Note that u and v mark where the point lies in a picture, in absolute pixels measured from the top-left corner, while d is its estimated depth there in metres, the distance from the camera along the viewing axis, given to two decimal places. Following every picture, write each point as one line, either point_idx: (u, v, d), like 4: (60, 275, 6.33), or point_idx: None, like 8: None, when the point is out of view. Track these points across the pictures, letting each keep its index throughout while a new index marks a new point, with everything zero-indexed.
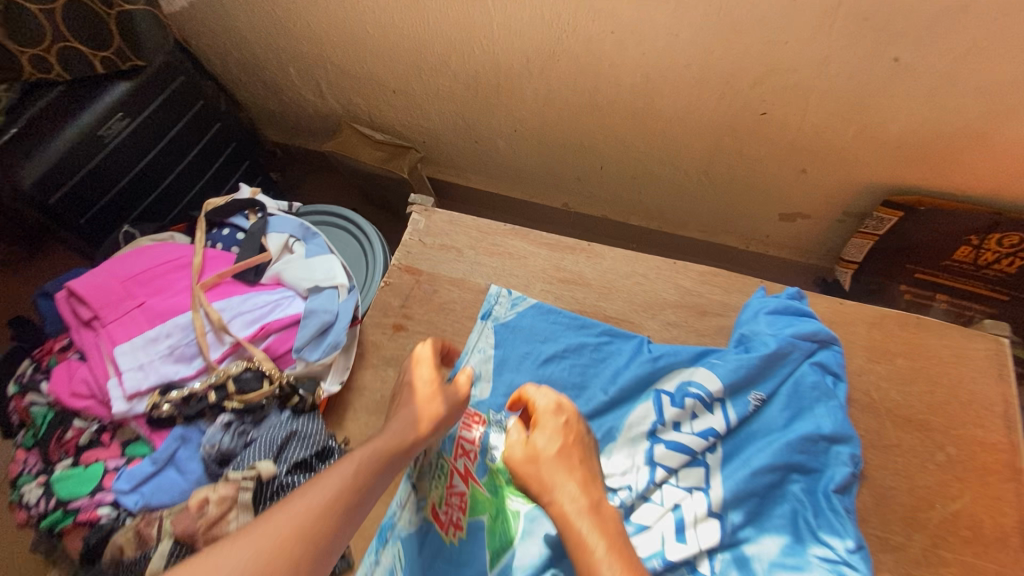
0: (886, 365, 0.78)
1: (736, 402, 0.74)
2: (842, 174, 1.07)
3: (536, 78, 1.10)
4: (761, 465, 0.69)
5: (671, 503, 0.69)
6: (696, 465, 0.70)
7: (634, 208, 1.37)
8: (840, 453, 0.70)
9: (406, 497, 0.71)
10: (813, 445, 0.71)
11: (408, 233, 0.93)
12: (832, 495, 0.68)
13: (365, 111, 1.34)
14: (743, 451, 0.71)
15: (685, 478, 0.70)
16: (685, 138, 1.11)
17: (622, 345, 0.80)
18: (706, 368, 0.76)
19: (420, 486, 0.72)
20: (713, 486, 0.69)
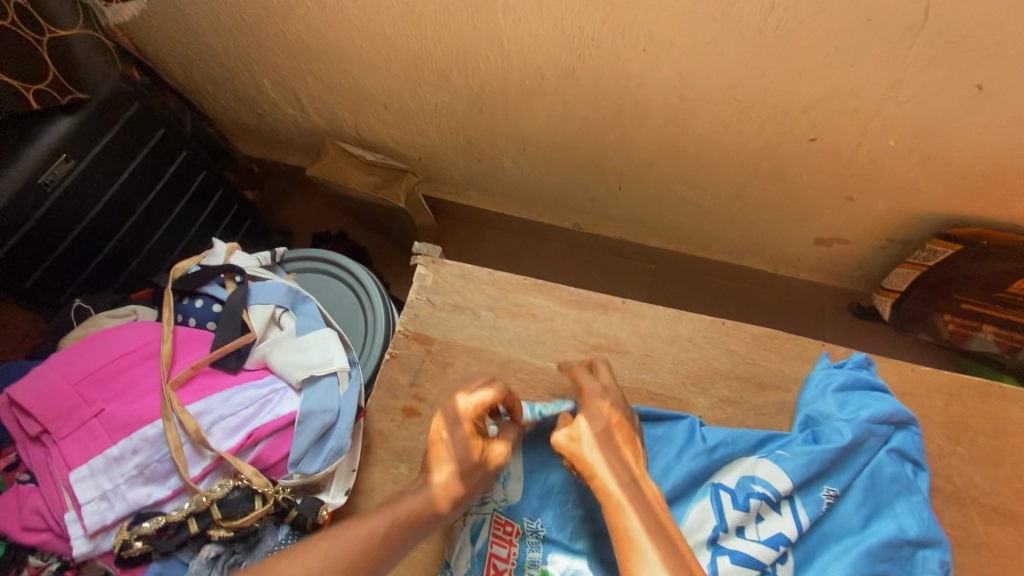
0: (967, 445, 0.70)
1: (806, 500, 0.64)
2: (894, 203, 0.96)
3: (551, 97, 0.96)
4: None
5: None
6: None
7: (654, 229, 1.25)
8: (928, 559, 0.62)
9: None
10: (898, 552, 0.61)
11: (414, 292, 0.80)
12: None
13: (353, 128, 1.19)
14: (817, 560, 0.62)
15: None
16: (719, 161, 0.99)
17: (670, 430, 0.70)
18: (772, 461, 0.65)
19: None
20: None
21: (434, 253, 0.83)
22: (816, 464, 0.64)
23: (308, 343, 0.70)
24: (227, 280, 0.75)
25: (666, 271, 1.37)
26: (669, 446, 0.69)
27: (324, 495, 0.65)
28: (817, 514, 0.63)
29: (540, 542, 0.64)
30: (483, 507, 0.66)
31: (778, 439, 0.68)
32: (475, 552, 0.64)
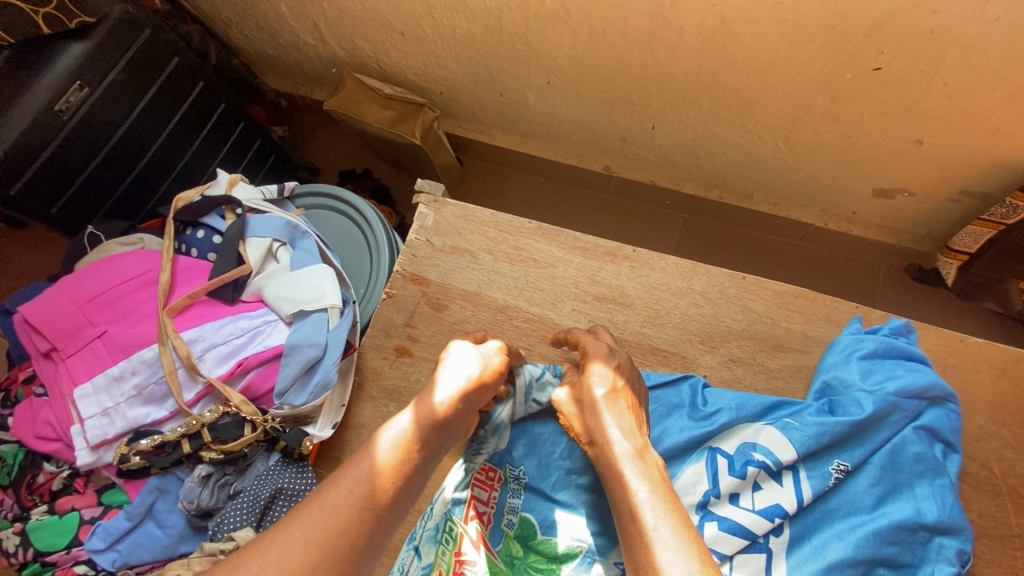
0: (1014, 428, 0.61)
1: (812, 472, 0.58)
2: (974, 147, 0.82)
3: (575, 20, 0.86)
4: (840, 560, 0.54)
5: None
6: (756, 552, 0.56)
7: (689, 173, 1.15)
8: (944, 547, 0.56)
9: (409, 563, 0.61)
10: (911, 537, 0.56)
11: (414, 232, 0.77)
12: None
13: (373, 58, 1.14)
14: (816, 535, 0.57)
15: (742, 567, 0.56)
16: (763, 96, 0.87)
17: (672, 393, 0.66)
18: (778, 429, 0.60)
19: (423, 551, 0.61)
20: None
21: (436, 191, 0.80)
22: (826, 434, 0.58)
23: (301, 277, 0.70)
24: (226, 213, 0.75)
25: (701, 221, 1.27)
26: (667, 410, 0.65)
27: (310, 429, 0.65)
28: (822, 489, 0.58)
29: (521, 489, 0.63)
30: (475, 457, 0.63)
31: (788, 407, 0.63)
32: (457, 496, 0.63)
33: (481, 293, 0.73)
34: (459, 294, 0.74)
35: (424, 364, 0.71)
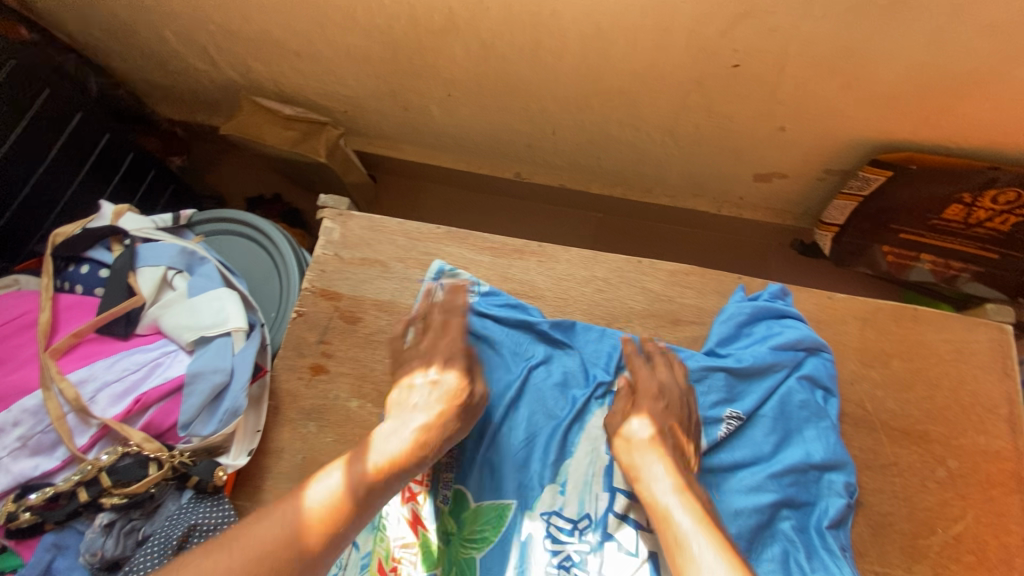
0: (880, 369, 0.69)
1: (708, 426, 0.64)
2: (825, 131, 0.93)
3: (464, 32, 0.89)
4: (747, 506, 0.60)
5: (648, 553, 0.60)
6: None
7: (594, 174, 1.22)
8: (833, 482, 0.63)
9: (347, 557, 0.63)
10: (803, 477, 0.62)
11: (321, 246, 0.77)
12: (826, 532, 0.61)
13: (269, 79, 1.12)
14: (724, 484, 0.62)
15: None
16: (646, 93, 0.95)
17: (579, 342, 0.72)
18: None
19: (360, 541, 0.64)
20: None
21: (341, 205, 0.80)
22: (706, 381, 0.66)
23: (202, 304, 0.67)
24: (113, 244, 0.71)
25: (612, 218, 1.34)
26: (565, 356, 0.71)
27: (223, 456, 0.63)
28: (714, 437, 0.64)
29: (453, 463, 0.66)
30: None
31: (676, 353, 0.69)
32: None
33: (395, 301, 0.74)
34: (372, 304, 0.73)
35: (340, 379, 0.70)
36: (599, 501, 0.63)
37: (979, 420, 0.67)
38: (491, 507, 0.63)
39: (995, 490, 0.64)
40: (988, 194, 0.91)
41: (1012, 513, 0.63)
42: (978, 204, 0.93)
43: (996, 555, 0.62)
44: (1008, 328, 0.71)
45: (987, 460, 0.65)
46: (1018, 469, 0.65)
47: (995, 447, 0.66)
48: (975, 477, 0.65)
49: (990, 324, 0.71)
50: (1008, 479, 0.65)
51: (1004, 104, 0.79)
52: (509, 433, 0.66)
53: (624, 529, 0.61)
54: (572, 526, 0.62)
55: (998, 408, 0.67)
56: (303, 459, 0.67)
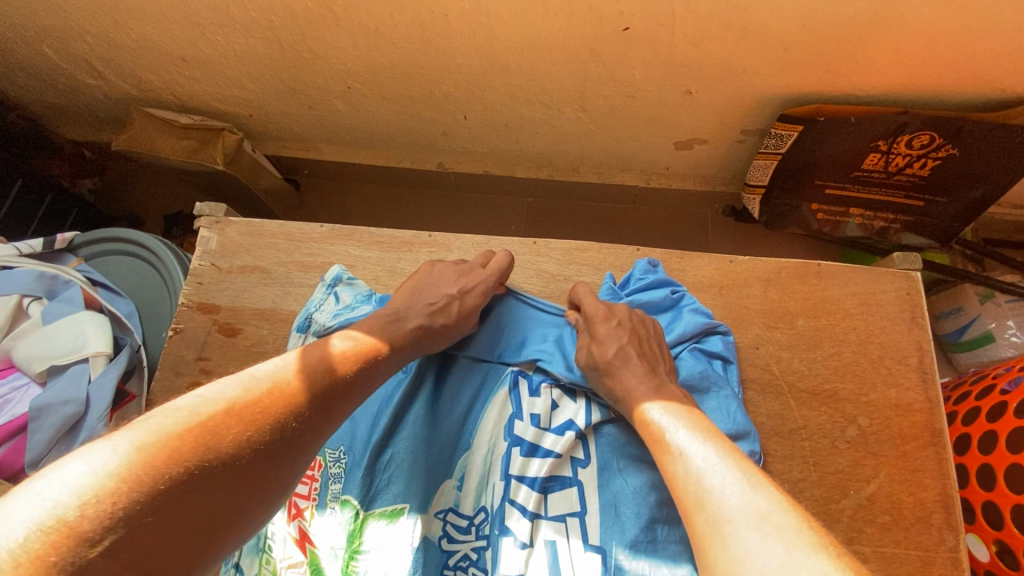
0: (785, 330, 0.66)
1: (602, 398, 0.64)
2: (733, 90, 0.89)
3: (344, 20, 0.84)
4: (643, 484, 0.60)
5: (546, 540, 0.58)
6: (569, 486, 0.61)
7: (517, 157, 1.17)
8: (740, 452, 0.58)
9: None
10: None
11: (198, 257, 0.72)
12: None
13: (163, 89, 1.06)
14: (617, 460, 0.62)
15: (557, 502, 0.60)
16: (546, 69, 0.90)
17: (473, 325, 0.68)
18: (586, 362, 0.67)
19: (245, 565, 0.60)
20: (589, 509, 0.59)
21: (218, 211, 0.75)
22: None
23: (56, 330, 0.63)
24: None
25: (545, 201, 1.30)
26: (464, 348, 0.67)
27: None
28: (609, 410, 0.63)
29: (341, 473, 0.62)
30: None
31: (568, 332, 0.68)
32: None
33: (276, 309, 0.69)
34: (253, 313, 0.69)
35: None
36: (496, 492, 0.60)
37: (889, 372, 0.64)
38: (382, 513, 0.59)
39: (908, 445, 0.61)
40: (902, 139, 0.89)
41: (928, 468, 0.60)
42: (895, 151, 0.91)
43: (911, 512, 0.59)
44: (916, 276, 0.68)
45: (898, 414, 0.62)
46: (930, 421, 0.62)
47: (907, 400, 0.63)
48: (888, 433, 0.62)
49: (897, 273, 0.68)
50: (921, 431, 0.62)
51: (902, 46, 0.76)
52: (403, 429, 0.63)
53: (518, 520, 0.58)
54: (468, 521, 0.60)
55: (908, 359, 0.64)
56: None
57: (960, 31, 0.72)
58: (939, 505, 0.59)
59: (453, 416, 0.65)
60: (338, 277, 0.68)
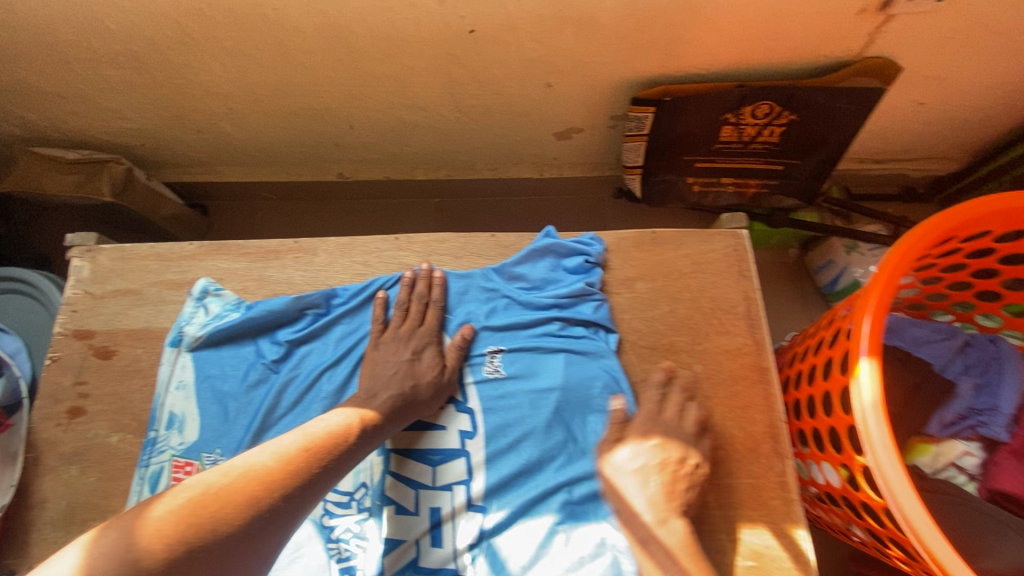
0: (626, 293, 0.73)
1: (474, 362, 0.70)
2: (589, 79, 0.96)
3: (207, 44, 0.88)
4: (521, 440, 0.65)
5: (427, 507, 0.63)
6: (455, 457, 0.65)
7: (412, 160, 1.22)
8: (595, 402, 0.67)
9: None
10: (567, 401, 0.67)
11: (71, 287, 0.74)
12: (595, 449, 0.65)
13: (48, 127, 1.07)
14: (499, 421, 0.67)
15: (441, 472, 0.65)
16: (412, 74, 0.95)
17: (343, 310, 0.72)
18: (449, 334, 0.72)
19: None
20: (475, 477, 0.64)
21: (88, 240, 0.77)
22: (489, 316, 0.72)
23: None
24: None
25: (451, 201, 1.35)
26: (328, 341, 0.71)
27: None
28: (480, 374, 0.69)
29: None
30: (158, 457, 0.65)
31: (451, 305, 0.73)
32: None
33: (149, 327, 0.72)
34: (127, 334, 0.72)
35: (100, 417, 0.68)
36: (376, 468, 0.65)
37: (720, 322, 0.71)
38: None
39: (739, 384, 0.68)
40: (746, 110, 0.96)
41: (756, 403, 0.67)
42: (744, 121, 0.98)
43: (743, 445, 0.65)
44: (742, 233, 0.75)
45: (729, 358, 0.69)
46: (758, 359, 0.69)
47: (737, 344, 0.70)
48: (721, 376, 0.68)
49: (725, 232, 0.75)
50: (750, 371, 0.68)
51: (720, 25, 0.83)
52: (279, 425, 0.66)
53: (401, 489, 0.64)
54: (348, 497, 0.64)
55: (736, 308, 0.71)
56: (68, 504, 0.65)
57: (765, 7, 0.79)
58: (767, 435, 0.65)
59: (325, 401, 0.67)
60: (205, 290, 0.71)
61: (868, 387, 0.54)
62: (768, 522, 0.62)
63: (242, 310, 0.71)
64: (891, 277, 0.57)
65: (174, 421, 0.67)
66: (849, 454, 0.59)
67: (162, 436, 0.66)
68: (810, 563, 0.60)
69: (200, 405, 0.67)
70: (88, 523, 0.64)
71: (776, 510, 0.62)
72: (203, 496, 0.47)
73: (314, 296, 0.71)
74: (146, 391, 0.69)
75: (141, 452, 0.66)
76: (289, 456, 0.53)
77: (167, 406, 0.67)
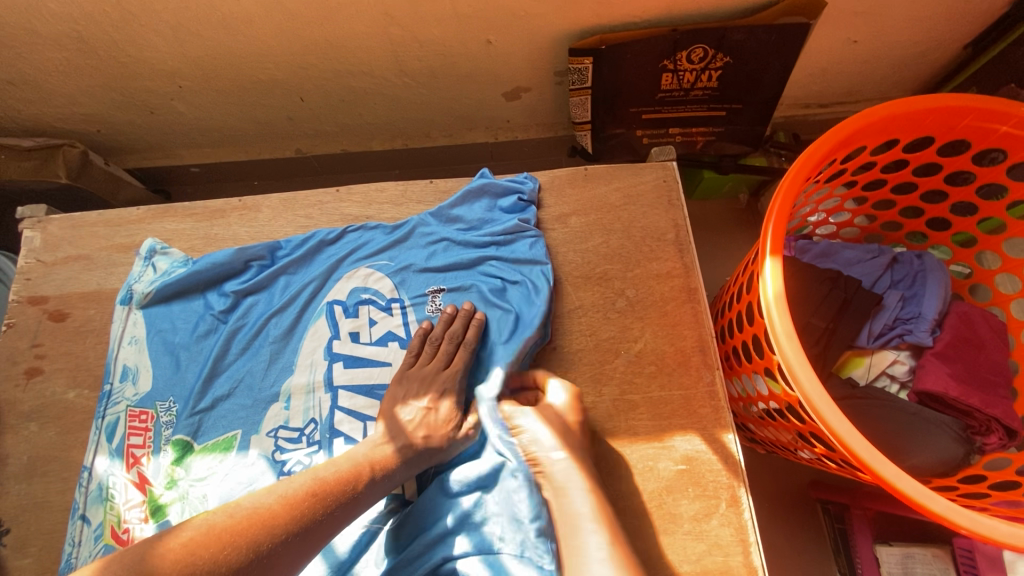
0: (561, 228, 0.76)
1: (417, 301, 0.72)
2: (526, 35, 0.98)
3: (147, 20, 0.89)
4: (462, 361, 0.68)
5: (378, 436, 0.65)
6: None
7: (368, 131, 1.24)
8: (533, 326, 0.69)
9: (78, 534, 0.62)
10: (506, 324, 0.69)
11: (22, 256, 0.76)
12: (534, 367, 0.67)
13: (1, 116, 1.08)
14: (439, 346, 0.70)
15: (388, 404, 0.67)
16: (353, 39, 0.97)
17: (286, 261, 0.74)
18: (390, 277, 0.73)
19: (91, 515, 0.63)
20: None
21: (39, 211, 0.79)
22: (431, 256, 0.74)
23: None
24: None
25: (411, 172, 1.38)
26: (273, 291, 0.73)
27: None
28: (424, 311, 0.71)
29: (173, 419, 0.67)
30: (113, 409, 0.67)
31: (392, 250, 0.74)
32: (112, 448, 0.66)
33: (101, 289, 0.74)
34: (80, 297, 0.74)
35: (57, 375, 0.71)
36: (324, 405, 0.67)
37: (650, 249, 0.73)
38: (222, 441, 0.66)
39: (669, 305, 0.71)
40: (682, 55, 0.98)
41: (686, 320, 0.69)
42: (681, 67, 1.01)
43: (673, 360, 0.68)
44: (671, 165, 0.78)
45: (659, 281, 0.72)
46: (687, 281, 0.71)
47: (667, 269, 0.72)
48: (652, 299, 0.71)
49: (654, 165, 0.78)
50: (679, 292, 0.71)
51: None
52: (230, 372, 0.69)
53: (353, 422, 0.66)
54: (299, 432, 0.66)
55: (665, 235, 0.74)
56: (29, 458, 0.67)
57: None
58: (697, 350, 0.68)
59: (272, 347, 0.70)
60: (151, 249, 0.73)
61: (771, 281, 0.58)
62: (699, 429, 0.65)
63: (188, 266, 0.73)
64: (795, 180, 0.62)
65: (128, 373, 0.69)
66: (766, 354, 0.62)
67: (116, 388, 0.68)
68: (739, 464, 0.63)
69: (152, 358, 0.70)
70: (50, 475, 0.66)
71: (706, 417, 0.65)
72: (208, 533, 0.46)
73: (258, 248, 0.73)
74: (101, 349, 0.72)
75: (97, 405, 0.68)
76: (301, 499, 0.52)
77: (119, 361, 0.69)
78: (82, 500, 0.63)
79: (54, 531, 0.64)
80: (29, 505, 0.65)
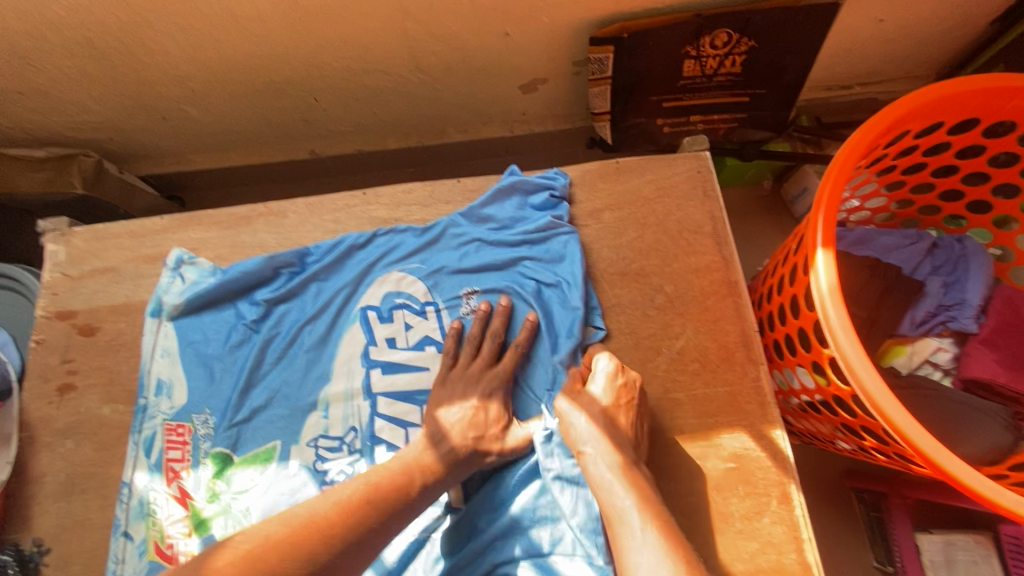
0: (594, 224, 0.74)
1: (451, 304, 0.71)
2: (544, 26, 0.96)
3: (158, 23, 0.87)
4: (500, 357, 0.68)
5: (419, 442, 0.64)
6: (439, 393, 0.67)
7: (382, 129, 1.22)
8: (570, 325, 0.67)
9: (122, 550, 0.62)
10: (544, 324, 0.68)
11: (48, 271, 0.75)
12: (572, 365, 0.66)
13: (12, 127, 1.07)
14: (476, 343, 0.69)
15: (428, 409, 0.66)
16: (368, 36, 0.95)
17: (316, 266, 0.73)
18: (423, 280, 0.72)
19: (134, 531, 0.62)
20: None
21: (61, 224, 0.78)
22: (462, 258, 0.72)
23: None
24: None
25: (426, 169, 1.35)
26: (305, 298, 0.72)
27: None
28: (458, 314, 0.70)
29: (210, 432, 0.66)
30: (150, 423, 0.67)
31: (423, 253, 0.73)
32: (150, 462, 0.65)
33: (130, 302, 0.73)
34: (109, 310, 0.73)
35: (90, 391, 0.70)
36: (364, 413, 0.66)
37: (688, 242, 0.72)
38: (262, 453, 0.65)
39: (709, 299, 0.69)
40: (705, 41, 0.96)
41: (727, 315, 0.68)
42: (704, 53, 0.98)
43: (717, 356, 0.67)
44: (705, 155, 0.76)
45: (698, 276, 0.70)
46: (726, 275, 0.70)
47: (705, 263, 0.71)
48: (691, 294, 0.70)
49: (688, 156, 0.76)
50: (719, 286, 0.69)
51: None
52: (265, 382, 0.68)
53: (393, 429, 0.65)
54: (339, 441, 0.65)
55: (701, 228, 0.72)
56: (67, 476, 0.66)
57: None
58: (740, 345, 0.67)
59: (306, 354, 0.69)
60: (179, 260, 0.72)
61: (825, 274, 0.56)
62: (746, 426, 0.63)
63: (217, 275, 0.72)
64: (842, 168, 0.60)
65: (162, 387, 0.68)
66: (816, 348, 0.60)
67: (151, 402, 0.67)
68: (789, 460, 0.62)
69: (186, 370, 0.69)
70: (89, 493, 0.66)
71: (753, 413, 0.64)
72: (265, 545, 0.46)
73: (288, 255, 0.72)
74: (133, 363, 0.71)
75: (133, 420, 0.67)
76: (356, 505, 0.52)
77: (153, 374, 0.68)
78: (124, 516, 0.63)
79: (96, 548, 0.63)
80: (69, 523, 0.65)
